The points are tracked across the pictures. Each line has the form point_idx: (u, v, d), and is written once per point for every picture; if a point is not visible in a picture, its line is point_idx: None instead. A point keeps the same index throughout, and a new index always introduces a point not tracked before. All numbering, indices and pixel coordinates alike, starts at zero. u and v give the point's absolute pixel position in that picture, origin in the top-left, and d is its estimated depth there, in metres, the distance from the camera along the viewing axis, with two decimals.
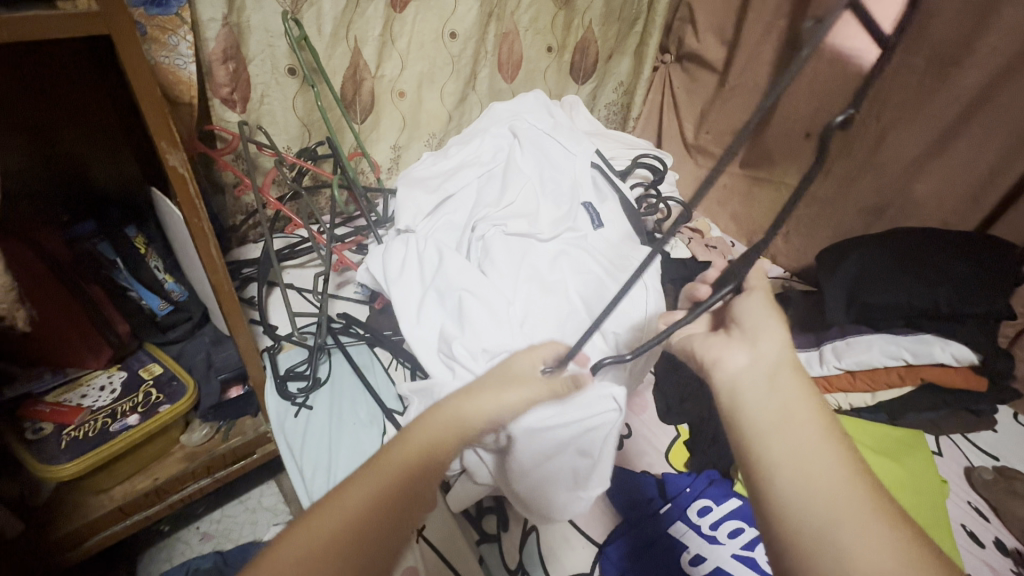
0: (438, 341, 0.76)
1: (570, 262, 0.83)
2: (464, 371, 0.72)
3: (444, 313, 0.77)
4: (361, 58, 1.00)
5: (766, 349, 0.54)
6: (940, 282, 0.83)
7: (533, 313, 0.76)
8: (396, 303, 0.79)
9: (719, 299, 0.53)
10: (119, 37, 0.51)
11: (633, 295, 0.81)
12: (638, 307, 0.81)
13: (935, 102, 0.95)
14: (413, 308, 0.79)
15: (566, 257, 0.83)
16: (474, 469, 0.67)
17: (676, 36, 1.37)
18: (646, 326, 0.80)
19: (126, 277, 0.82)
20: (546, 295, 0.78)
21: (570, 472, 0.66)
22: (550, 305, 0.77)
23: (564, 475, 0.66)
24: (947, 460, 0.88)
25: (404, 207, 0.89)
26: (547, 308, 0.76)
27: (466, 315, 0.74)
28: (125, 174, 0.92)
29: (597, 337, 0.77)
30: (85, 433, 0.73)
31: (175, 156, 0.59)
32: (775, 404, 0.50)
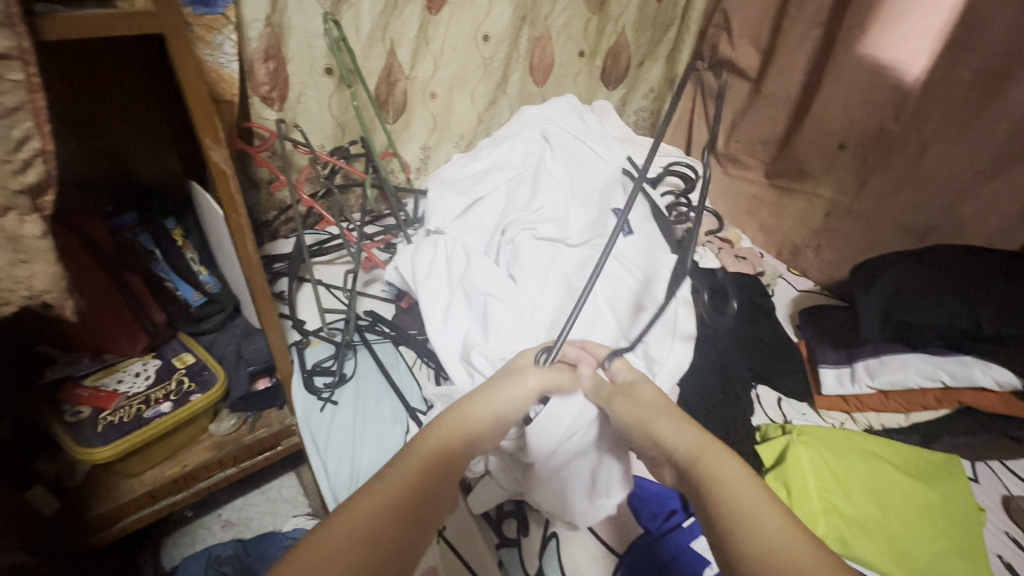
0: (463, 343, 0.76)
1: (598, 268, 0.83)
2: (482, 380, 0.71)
3: (471, 316, 0.78)
4: (396, 59, 1.01)
5: (678, 448, 0.51)
6: (984, 302, 0.80)
7: (561, 318, 0.76)
8: (423, 303, 0.80)
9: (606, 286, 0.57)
10: (171, 35, 0.52)
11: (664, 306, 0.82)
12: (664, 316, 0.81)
13: (983, 115, 0.92)
14: (440, 309, 0.79)
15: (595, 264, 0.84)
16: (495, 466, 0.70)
17: (710, 43, 1.36)
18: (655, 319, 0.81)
19: (162, 267, 0.86)
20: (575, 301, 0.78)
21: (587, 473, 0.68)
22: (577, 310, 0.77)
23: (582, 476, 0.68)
24: (984, 487, 0.82)
25: (434, 208, 0.89)
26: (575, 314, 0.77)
27: (494, 320, 0.74)
28: (167, 169, 0.94)
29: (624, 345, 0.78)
30: (120, 419, 0.75)
31: (218, 151, 0.61)
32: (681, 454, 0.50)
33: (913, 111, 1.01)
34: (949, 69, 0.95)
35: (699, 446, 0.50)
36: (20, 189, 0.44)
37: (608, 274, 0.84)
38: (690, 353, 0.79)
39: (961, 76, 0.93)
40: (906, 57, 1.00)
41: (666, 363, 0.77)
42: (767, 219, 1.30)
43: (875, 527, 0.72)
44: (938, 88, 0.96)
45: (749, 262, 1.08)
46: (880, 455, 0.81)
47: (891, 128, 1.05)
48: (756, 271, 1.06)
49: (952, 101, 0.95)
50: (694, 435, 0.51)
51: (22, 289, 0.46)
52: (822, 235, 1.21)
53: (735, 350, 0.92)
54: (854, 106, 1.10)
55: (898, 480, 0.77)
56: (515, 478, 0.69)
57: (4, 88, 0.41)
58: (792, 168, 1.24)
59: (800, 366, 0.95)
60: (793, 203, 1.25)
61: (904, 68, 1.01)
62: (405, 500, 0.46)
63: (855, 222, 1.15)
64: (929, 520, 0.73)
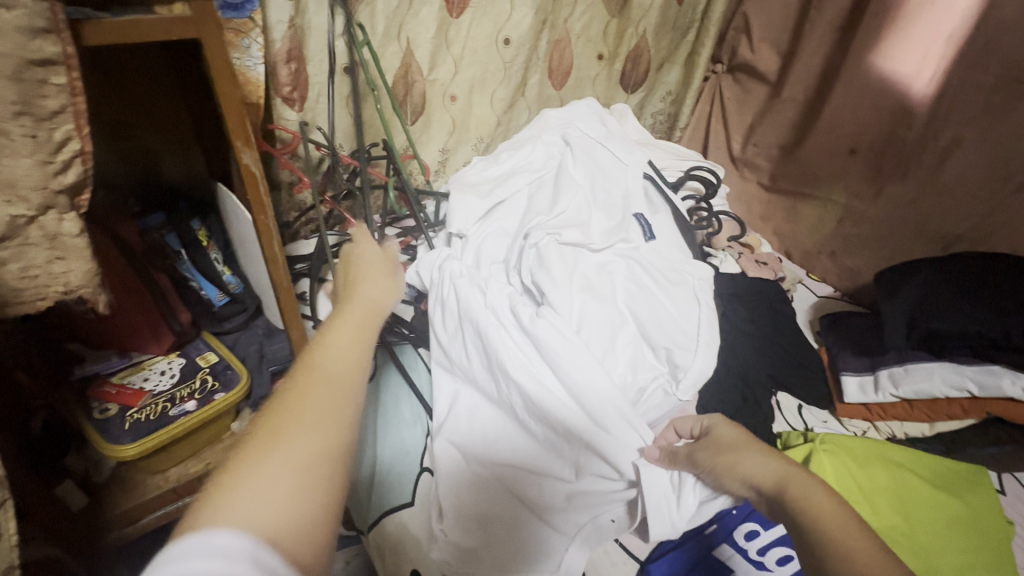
0: (473, 363, 0.76)
1: (620, 275, 0.84)
2: (501, 387, 0.73)
3: (472, 346, 0.76)
4: (413, 59, 1.02)
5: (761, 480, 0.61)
6: (1012, 311, 0.79)
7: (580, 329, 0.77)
8: (436, 321, 0.81)
9: (569, 313, 0.77)
10: (206, 41, 0.53)
11: (685, 311, 0.83)
12: (687, 322, 0.82)
13: (1008, 122, 0.91)
14: (453, 325, 0.79)
15: (618, 270, 0.84)
16: (484, 446, 0.71)
17: (730, 46, 1.36)
18: (684, 329, 0.81)
19: (187, 267, 0.88)
20: (597, 305, 0.79)
21: (665, 525, 0.65)
22: (601, 318, 0.78)
23: (584, 455, 0.68)
24: (1010, 499, 0.81)
25: (456, 208, 0.89)
26: (595, 320, 0.78)
27: (492, 345, 0.73)
28: (193, 169, 0.95)
29: (645, 352, 0.79)
30: (146, 416, 0.76)
31: (249, 154, 0.62)
32: (769, 476, 0.60)
33: (931, 115, 1.00)
34: (970, 74, 0.94)
35: (782, 476, 0.59)
36: (60, 189, 0.44)
37: (631, 279, 0.84)
38: (714, 359, 0.79)
39: (982, 81, 0.92)
40: (928, 61, 0.99)
41: (691, 370, 0.77)
42: (784, 223, 1.29)
43: (901, 538, 0.71)
44: (960, 93, 0.95)
45: (769, 267, 1.07)
46: (902, 464, 0.79)
47: (906, 134, 1.05)
48: (776, 277, 1.05)
49: (974, 107, 0.94)
50: (774, 465, 0.61)
51: (58, 286, 0.47)
52: (838, 240, 1.20)
53: (756, 357, 0.91)
54: (873, 110, 1.09)
55: (925, 492, 0.76)
56: (502, 459, 0.70)
57: (47, 92, 0.42)
58: (808, 173, 1.23)
59: (821, 374, 0.94)
60: (810, 208, 1.24)
61: (926, 72, 1.00)
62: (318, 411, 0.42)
63: (872, 227, 1.14)
64: (955, 533, 0.72)
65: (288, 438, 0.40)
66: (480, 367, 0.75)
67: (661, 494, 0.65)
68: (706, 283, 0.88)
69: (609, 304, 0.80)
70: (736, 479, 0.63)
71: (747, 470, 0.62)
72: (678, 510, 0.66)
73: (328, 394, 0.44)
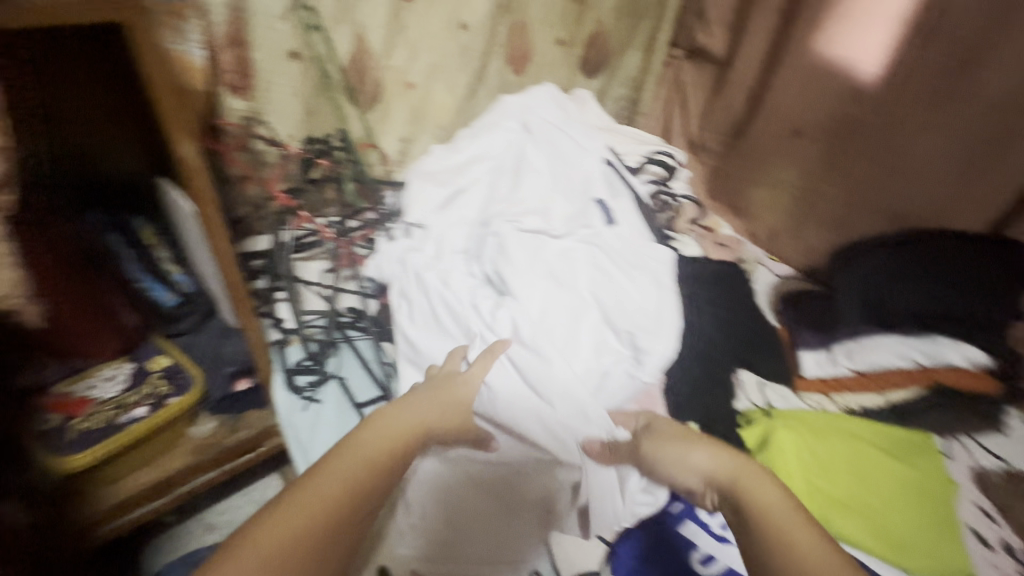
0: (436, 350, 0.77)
1: (584, 260, 0.83)
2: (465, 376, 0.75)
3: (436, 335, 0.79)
4: (365, 43, 0.98)
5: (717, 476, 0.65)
6: (948, 286, 0.91)
7: (540, 317, 0.77)
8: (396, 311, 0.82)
9: (532, 302, 0.78)
10: (134, 24, 0.50)
11: (645, 293, 0.83)
12: (650, 304, 0.82)
13: (951, 100, 0.94)
14: (416, 315, 0.81)
15: (581, 256, 0.83)
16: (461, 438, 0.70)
17: (687, 30, 1.37)
18: (646, 312, 0.81)
19: (134, 268, 0.84)
20: (559, 291, 0.79)
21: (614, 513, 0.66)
22: (562, 304, 0.78)
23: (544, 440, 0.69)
24: (957, 464, 0.82)
25: (413, 201, 0.90)
26: (556, 306, 0.78)
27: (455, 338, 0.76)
28: (135, 163, 0.89)
29: (610, 337, 0.79)
30: (94, 425, 0.73)
31: (187, 145, 0.58)
32: (724, 472, 0.65)
33: (879, 95, 1.04)
34: (915, 54, 0.96)
35: (735, 473, 0.64)
36: None
37: (595, 264, 0.84)
38: (676, 339, 0.81)
39: (926, 59, 0.95)
40: (874, 42, 1.02)
41: (653, 353, 0.79)
42: (743, 205, 1.31)
43: (856, 504, 0.74)
44: (906, 73, 0.98)
45: (728, 248, 1.10)
46: (858, 434, 0.82)
47: (855, 114, 1.08)
48: (736, 259, 1.07)
49: (920, 85, 0.97)
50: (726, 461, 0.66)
51: None
52: (797, 220, 1.22)
53: (720, 337, 0.92)
54: (824, 90, 1.12)
55: (877, 461, 0.79)
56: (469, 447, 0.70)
57: None
58: (767, 154, 1.25)
59: (779, 348, 0.94)
60: (769, 189, 1.26)
61: (872, 53, 1.03)
62: (333, 511, 0.57)
63: (829, 205, 1.16)
64: (907, 498, 0.75)
65: (300, 516, 0.56)
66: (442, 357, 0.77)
67: (604, 483, 0.67)
68: (666, 264, 0.88)
69: (572, 290, 0.80)
70: (689, 475, 0.66)
71: (699, 466, 0.66)
72: (621, 500, 0.66)
73: (346, 492, 0.59)
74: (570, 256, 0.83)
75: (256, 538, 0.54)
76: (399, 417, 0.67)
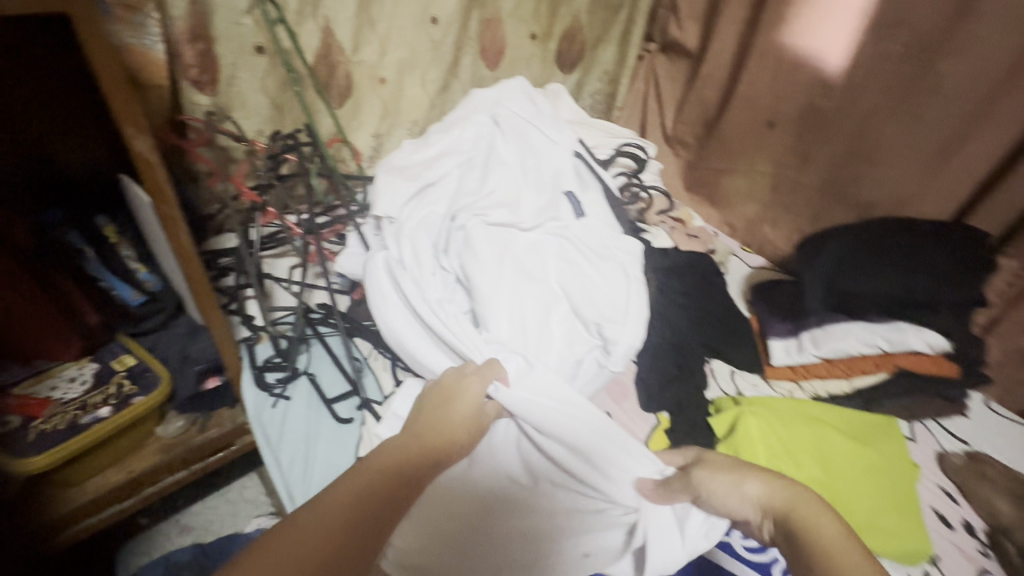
0: (410, 349, 0.78)
1: (552, 253, 0.84)
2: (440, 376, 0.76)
3: (410, 334, 0.78)
4: (334, 37, 0.97)
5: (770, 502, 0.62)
6: (916, 269, 0.85)
7: (511, 312, 0.78)
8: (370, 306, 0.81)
9: (503, 298, 0.78)
10: (77, 16, 0.48)
11: (613, 283, 0.83)
12: (617, 295, 0.83)
13: (915, 91, 0.96)
14: (388, 312, 0.80)
15: (550, 248, 0.84)
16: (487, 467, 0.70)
17: (660, 24, 1.37)
18: (614, 303, 0.82)
19: (95, 266, 0.81)
20: (529, 284, 0.80)
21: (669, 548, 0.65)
22: (532, 298, 0.79)
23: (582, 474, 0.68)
24: (920, 445, 0.87)
25: (381, 197, 0.89)
26: (528, 300, 0.79)
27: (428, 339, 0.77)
28: (95, 159, 0.88)
29: (578, 328, 0.81)
30: (54, 426, 0.71)
31: (141, 140, 0.57)
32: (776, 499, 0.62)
33: (847, 87, 1.05)
34: (880, 46, 0.98)
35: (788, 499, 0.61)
36: None
37: (563, 256, 0.84)
38: (644, 329, 0.81)
39: (892, 51, 0.97)
40: (843, 35, 1.03)
41: (621, 342, 0.80)
42: (719, 197, 1.33)
43: (820, 488, 0.75)
44: (872, 65, 1.00)
45: (700, 240, 1.12)
46: (823, 420, 0.84)
47: (825, 105, 1.10)
48: (706, 250, 1.09)
49: (885, 77, 0.99)
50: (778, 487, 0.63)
51: None
52: (771, 210, 1.24)
53: (690, 328, 0.94)
54: (793, 82, 1.13)
55: (842, 444, 0.80)
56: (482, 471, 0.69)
57: None
58: (740, 147, 1.27)
59: (750, 338, 0.96)
60: (744, 179, 1.28)
61: (839, 46, 1.04)
62: (359, 511, 0.53)
63: (801, 195, 1.18)
64: (869, 480, 0.77)
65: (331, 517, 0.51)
66: (416, 356, 0.78)
67: (662, 523, 0.66)
68: (633, 255, 0.89)
69: (541, 283, 0.81)
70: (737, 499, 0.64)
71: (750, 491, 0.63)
72: (681, 537, 0.66)
73: (373, 496, 0.55)
74: (539, 250, 0.83)
75: (277, 537, 0.48)
76: (414, 438, 0.63)
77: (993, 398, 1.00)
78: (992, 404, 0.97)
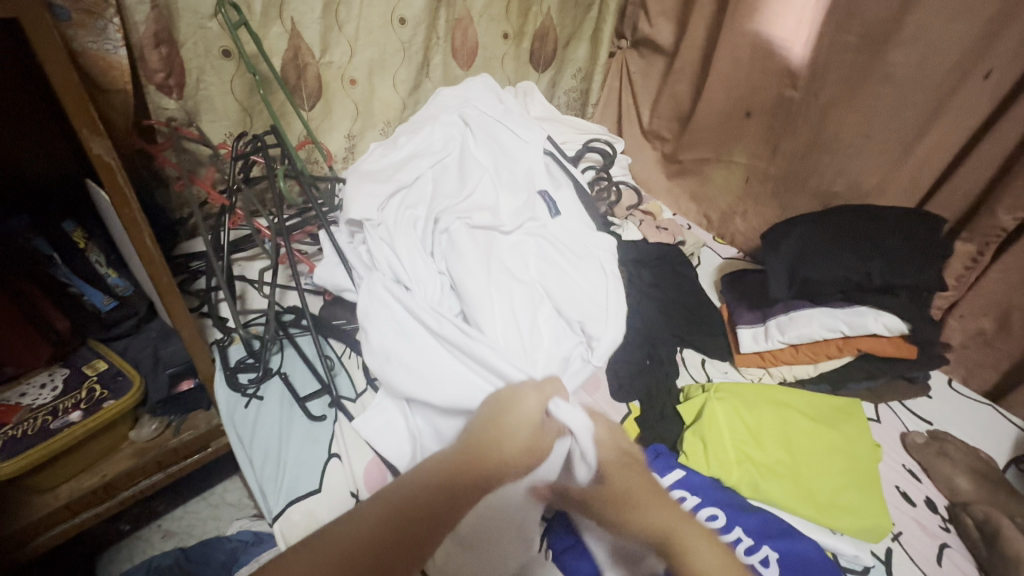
0: (403, 357, 0.75)
1: (535, 253, 0.86)
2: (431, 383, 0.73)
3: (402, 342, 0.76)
4: (302, 40, 0.98)
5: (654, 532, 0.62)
6: (873, 255, 0.87)
7: (501, 313, 0.77)
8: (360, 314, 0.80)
9: (494, 299, 0.78)
10: (27, 20, 0.49)
11: (592, 280, 0.85)
12: (597, 292, 0.84)
13: (871, 81, 0.98)
14: (379, 318, 0.78)
15: (530, 249, 0.86)
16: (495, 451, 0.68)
17: (631, 21, 1.39)
18: (596, 299, 0.83)
19: (64, 272, 0.81)
20: (516, 285, 0.81)
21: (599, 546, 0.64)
22: (519, 297, 0.79)
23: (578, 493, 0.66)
24: (883, 426, 0.90)
25: (355, 199, 0.85)
26: (517, 300, 0.79)
27: (421, 342, 0.76)
28: (63, 168, 0.88)
29: (561, 326, 0.82)
30: (24, 432, 0.71)
31: (100, 143, 0.57)
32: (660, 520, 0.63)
33: (807, 79, 1.08)
34: (836, 37, 1.00)
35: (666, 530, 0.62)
36: None
37: (543, 256, 0.86)
38: (623, 323, 0.83)
39: (847, 42, 0.99)
40: (803, 28, 1.05)
41: (603, 338, 0.81)
42: (695, 190, 1.36)
43: (784, 470, 0.77)
44: (829, 57, 1.02)
45: (669, 232, 1.13)
46: (790, 404, 0.86)
47: (791, 96, 1.12)
48: (676, 240, 1.11)
49: (841, 68, 1.01)
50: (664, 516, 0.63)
51: None
52: (745, 200, 1.27)
53: (660, 318, 0.96)
54: (757, 75, 1.16)
55: (806, 426, 0.82)
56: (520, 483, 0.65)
57: None
58: (710, 140, 1.29)
59: (721, 328, 1.00)
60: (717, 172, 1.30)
61: (799, 38, 1.07)
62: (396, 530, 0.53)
63: (771, 186, 1.21)
64: (832, 459, 0.79)
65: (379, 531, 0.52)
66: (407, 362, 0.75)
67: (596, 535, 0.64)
68: (608, 250, 0.91)
69: (528, 284, 0.82)
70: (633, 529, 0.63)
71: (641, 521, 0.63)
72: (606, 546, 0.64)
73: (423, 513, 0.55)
74: (522, 250, 0.85)
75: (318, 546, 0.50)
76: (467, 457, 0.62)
77: (955, 379, 1.03)
78: (955, 384, 1.00)
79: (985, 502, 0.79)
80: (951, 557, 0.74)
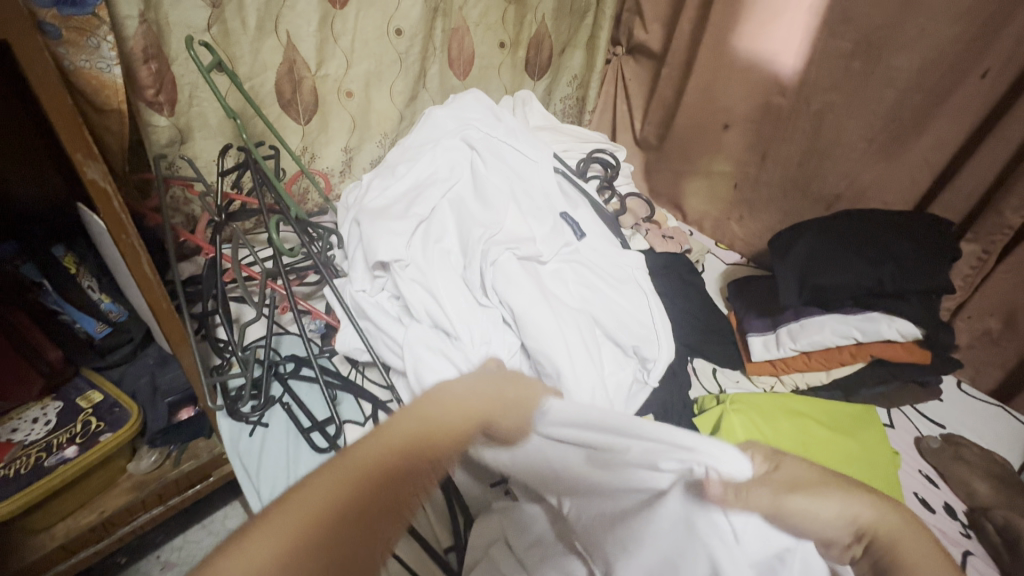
0: None
1: (577, 281, 0.85)
2: None
3: None
4: (297, 54, 0.95)
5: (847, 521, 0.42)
6: (885, 260, 0.85)
7: (569, 349, 0.74)
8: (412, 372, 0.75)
9: (557, 335, 0.74)
10: (16, 41, 0.46)
11: (634, 301, 0.85)
12: (641, 313, 0.84)
13: (870, 85, 0.98)
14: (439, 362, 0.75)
15: (568, 276, 0.85)
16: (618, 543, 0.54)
17: (626, 27, 1.38)
18: (642, 320, 0.83)
19: (54, 299, 0.78)
20: (573, 316, 0.78)
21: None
22: (584, 331, 0.78)
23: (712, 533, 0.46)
24: (898, 431, 0.90)
25: (379, 241, 0.80)
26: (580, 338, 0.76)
27: None
28: (49, 190, 0.85)
29: (616, 352, 0.82)
30: (16, 470, 0.67)
31: (94, 168, 0.54)
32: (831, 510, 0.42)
33: (802, 85, 1.08)
34: (830, 43, 1.00)
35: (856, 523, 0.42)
36: None
37: (582, 281, 0.86)
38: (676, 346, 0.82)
39: (840, 48, 0.99)
40: (795, 37, 1.05)
41: (659, 360, 0.80)
42: (692, 196, 1.36)
43: None
44: (825, 61, 1.02)
45: (675, 241, 1.12)
46: (804, 412, 0.86)
47: (781, 102, 1.12)
48: (682, 249, 1.10)
49: (838, 74, 1.01)
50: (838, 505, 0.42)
51: None
52: (744, 206, 1.27)
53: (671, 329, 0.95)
54: (753, 81, 1.15)
55: (824, 435, 0.82)
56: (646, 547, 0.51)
57: None
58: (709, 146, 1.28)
59: (731, 337, 0.99)
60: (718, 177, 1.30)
61: (795, 44, 1.06)
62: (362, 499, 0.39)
63: (770, 191, 1.21)
64: (852, 469, 0.78)
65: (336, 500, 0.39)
66: None
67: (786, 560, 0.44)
68: (637, 264, 0.91)
69: (583, 315, 0.80)
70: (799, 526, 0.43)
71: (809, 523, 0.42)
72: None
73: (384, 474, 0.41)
74: (567, 280, 0.84)
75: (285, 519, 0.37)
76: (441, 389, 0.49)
77: (963, 379, 1.04)
78: (964, 386, 1.01)
79: (1003, 507, 0.78)
80: (973, 564, 0.74)
